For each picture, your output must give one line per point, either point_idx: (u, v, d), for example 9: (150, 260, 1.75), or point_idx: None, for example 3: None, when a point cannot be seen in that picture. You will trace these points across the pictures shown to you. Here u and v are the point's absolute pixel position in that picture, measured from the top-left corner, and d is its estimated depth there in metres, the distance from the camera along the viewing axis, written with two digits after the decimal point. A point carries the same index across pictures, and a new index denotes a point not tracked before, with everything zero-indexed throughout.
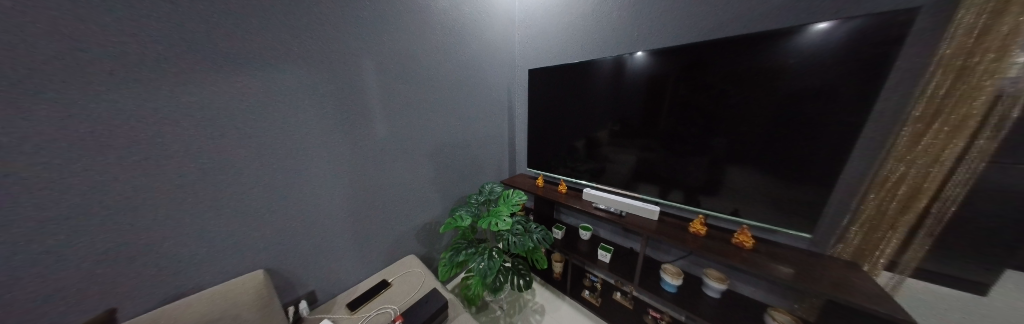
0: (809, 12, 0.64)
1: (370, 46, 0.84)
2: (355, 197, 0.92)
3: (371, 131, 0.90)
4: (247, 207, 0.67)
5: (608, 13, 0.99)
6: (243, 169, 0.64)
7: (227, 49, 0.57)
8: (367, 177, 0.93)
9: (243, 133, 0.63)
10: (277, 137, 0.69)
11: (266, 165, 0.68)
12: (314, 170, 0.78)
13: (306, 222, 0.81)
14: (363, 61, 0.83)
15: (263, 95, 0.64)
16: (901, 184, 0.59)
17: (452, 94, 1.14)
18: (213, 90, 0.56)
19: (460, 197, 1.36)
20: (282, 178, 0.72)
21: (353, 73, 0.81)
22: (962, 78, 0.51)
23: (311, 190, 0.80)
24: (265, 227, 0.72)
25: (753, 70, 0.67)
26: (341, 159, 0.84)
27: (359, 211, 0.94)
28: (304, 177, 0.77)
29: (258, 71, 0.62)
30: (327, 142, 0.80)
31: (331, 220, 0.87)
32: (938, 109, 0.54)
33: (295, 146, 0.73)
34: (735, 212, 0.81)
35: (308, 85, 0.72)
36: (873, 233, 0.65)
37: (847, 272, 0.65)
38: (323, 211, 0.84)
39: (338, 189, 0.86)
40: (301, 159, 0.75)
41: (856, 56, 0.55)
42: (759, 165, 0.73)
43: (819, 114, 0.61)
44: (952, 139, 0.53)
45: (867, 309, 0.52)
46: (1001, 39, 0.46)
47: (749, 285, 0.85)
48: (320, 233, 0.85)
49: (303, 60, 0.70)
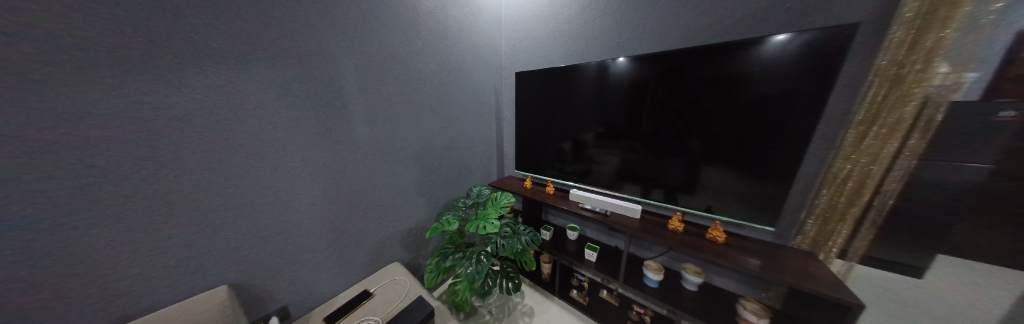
0: (771, 24, 0.70)
1: (348, 45, 0.80)
2: (335, 203, 0.87)
3: (351, 134, 0.86)
4: (212, 217, 0.61)
5: (591, 19, 1.02)
6: (205, 175, 0.58)
7: (190, 46, 0.52)
8: (347, 182, 0.88)
9: (205, 137, 0.57)
10: (246, 140, 0.63)
11: (234, 172, 0.63)
12: (288, 177, 0.73)
13: (279, 232, 0.75)
14: (341, 60, 0.79)
15: (229, 95, 0.58)
16: (849, 180, 0.66)
17: (438, 96, 1.12)
18: (171, 89, 0.51)
19: (448, 201, 1.33)
20: (253, 186, 0.66)
21: (331, 73, 0.77)
22: (896, 86, 0.58)
23: (286, 197, 0.74)
24: (232, 239, 0.66)
25: (723, 76, 0.72)
26: (319, 164, 0.80)
27: (338, 218, 0.90)
28: (279, 184, 0.72)
29: (226, 70, 0.57)
30: (302, 146, 0.74)
31: (307, 229, 0.82)
32: (876, 113, 0.61)
33: (267, 152, 0.67)
34: (709, 208, 0.86)
35: (283, 85, 0.67)
36: (826, 224, 0.72)
37: (807, 262, 0.71)
38: (298, 220, 0.79)
39: (316, 195, 0.81)
40: (275, 165, 0.70)
41: (811, 65, 0.61)
42: (730, 165, 0.78)
43: (781, 118, 0.67)
44: (889, 140, 0.60)
45: (824, 294, 0.57)
46: (926, 53, 0.54)
47: (723, 278, 0.91)
48: (296, 243, 0.80)
49: (277, 60, 0.65)
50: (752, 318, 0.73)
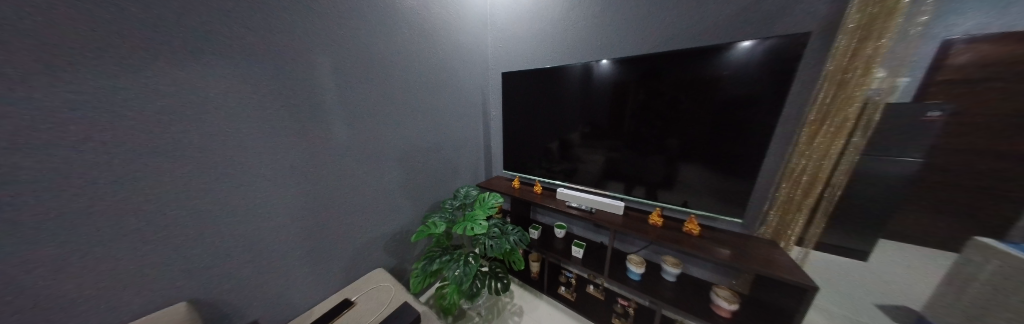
0: (739, 32, 0.75)
1: (324, 41, 0.75)
2: (312, 208, 0.82)
3: (329, 135, 0.81)
4: (168, 229, 0.55)
5: (575, 22, 1.05)
6: (159, 182, 0.52)
7: (140, 38, 0.46)
8: (324, 186, 0.84)
9: (159, 139, 0.50)
10: (209, 143, 0.57)
11: (198, 179, 0.57)
12: (260, 182, 0.68)
13: (249, 242, 0.69)
14: (316, 56, 0.74)
15: (189, 93, 0.53)
16: (804, 174, 0.73)
17: (423, 96, 1.09)
18: (117, 87, 0.44)
19: (434, 202, 1.30)
20: (217, 193, 0.60)
21: (306, 70, 0.72)
22: (842, 89, 0.65)
23: (258, 203, 0.69)
24: (193, 251, 0.60)
25: (696, 79, 0.77)
26: (294, 167, 0.74)
27: (315, 224, 0.84)
28: (248, 190, 0.66)
29: (185, 66, 0.52)
30: (275, 148, 0.69)
31: (281, 238, 0.76)
32: (826, 113, 0.67)
33: (236, 156, 0.62)
34: (685, 203, 0.91)
35: (252, 83, 0.62)
36: (786, 215, 0.79)
37: (771, 250, 0.78)
38: (272, 229, 0.73)
39: (292, 201, 0.76)
40: (245, 170, 0.64)
41: (772, 69, 0.66)
42: (704, 162, 0.83)
43: (748, 118, 0.73)
44: (836, 138, 0.67)
45: (785, 279, 0.62)
46: (866, 60, 0.61)
47: (698, 268, 0.97)
48: (268, 253, 0.74)
49: (247, 56, 0.60)
50: (724, 304, 0.79)
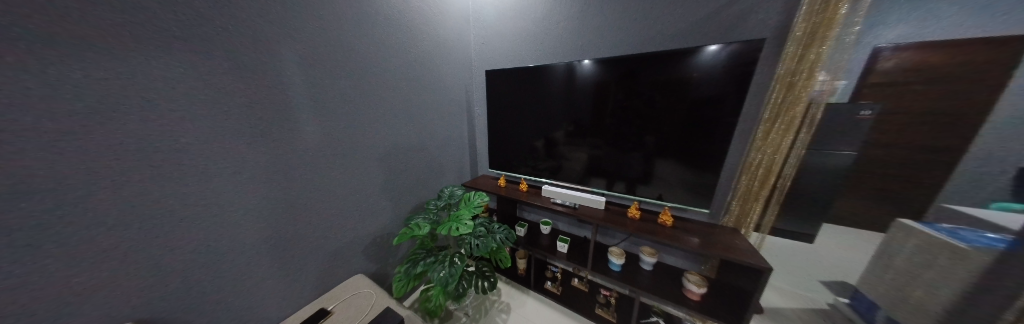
0: (707, 36, 0.81)
1: (293, 31, 0.69)
2: (285, 215, 0.75)
3: (300, 135, 0.75)
4: (116, 248, 0.48)
5: (556, 22, 1.06)
6: (102, 195, 0.45)
7: (70, 23, 0.38)
8: (296, 189, 0.77)
9: (102, 146, 0.43)
10: (158, 146, 0.49)
11: (152, 189, 0.50)
12: (226, 190, 0.61)
13: (211, 257, 0.61)
14: (284, 48, 0.67)
15: (130, 89, 0.45)
16: (760, 168, 0.81)
17: (404, 94, 1.05)
18: (35, 81, 0.36)
19: (418, 204, 1.26)
20: (174, 203, 0.54)
21: (273, 64, 0.65)
22: (790, 91, 0.73)
23: (221, 213, 0.61)
24: (147, 272, 0.52)
25: (670, 80, 0.82)
26: (263, 172, 0.68)
27: (289, 232, 0.77)
28: (208, 199, 0.58)
29: (126, 56, 0.44)
30: (239, 150, 0.62)
31: (252, 250, 0.69)
32: (777, 112, 0.75)
33: (196, 162, 0.55)
34: (660, 196, 0.97)
35: (211, 79, 0.54)
36: (745, 204, 0.88)
37: (734, 236, 0.85)
38: (240, 241, 0.66)
39: (262, 208, 0.69)
40: (205, 178, 0.57)
41: (735, 72, 0.73)
42: (677, 157, 0.89)
43: (714, 116, 0.79)
44: (786, 134, 0.75)
45: (747, 262, 0.69)
46: (809, 66, 0.69)
47: (672, 256, 1.04)
48: (235, 268, 0.67)
49: (204, 46, 0.53)
50: (694, 288, 0.85)
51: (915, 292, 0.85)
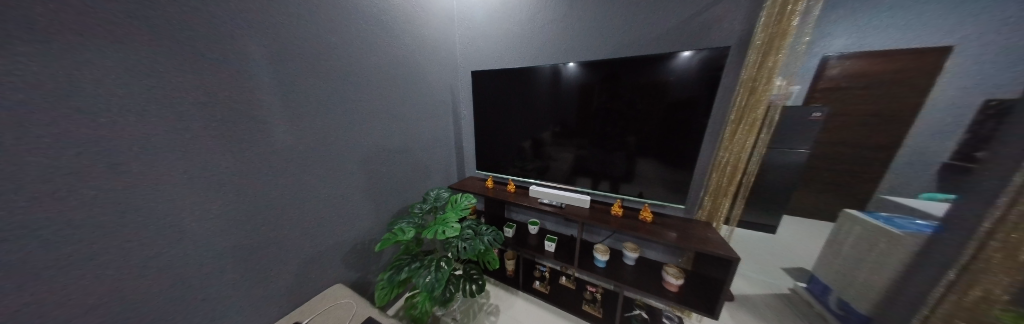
0: (681, 43, 0.86)
1: (266, 27, 0.63)
2: (256, 226, 0.69)
3: (273, 139, 0.68)
4: (50, 273, 0.41)
5: (540, 25, 1.08)
6: (33, 211, 0.38)
7: None
8: (268, 198, 0.70)
9: (33, 154, 0.37)
10: (103, 154, 0.43)
11: (97, 203, 0.44)
12: (186, 201, 0.55)
13: (167, 278, 0.55)
14: (257, 46, 0.62)
15: (68, 89, 0.39)
16: (729, 165, 0.88)
17: (386, 94, 1.01)
18: None
19: (402, 208, 1.22)
20: (125, 218, 0.47)
21: (244, 63, 0.60)
22: (753, 94, 0.80)
23: (181, 227, 0.55)
24: (89, 298, 0.45)
25: (649, 83, 0.87)
26: (231, 180, 0.61)
27: (261, 245, 0.71)
28: (165, 212, 0.52)
29: (56, 50, 0.37)
30: (202, 157, 0.56)
31: (218, 266, 0.63)
32: (742, 114, 0.82)
33: (153, 170, 0.49)
34: (641, 194, 1.02)
35: (170, 77, 0.49)
36: (716, 199, 0.94)
37: (706, 229, 0.91)
38: (202, 258, 0.59)
39: (230, 219, 0.63)
40: (162, 188, 0.51)
41: (706, 77, 0.78)
42: (657, 157, 0.94)
43: (689, 117, 0.84)
44: (750, 134, 0.82)
45: (719, 253, 0.74)
46: (767, 72, 0.77)
47: (653, 250, 1.09)
48: (198, 287, 0.60)
49: (161, 42, 0.47)
50: (672, 280, 0.90)
51: (860, 274, 0.96)
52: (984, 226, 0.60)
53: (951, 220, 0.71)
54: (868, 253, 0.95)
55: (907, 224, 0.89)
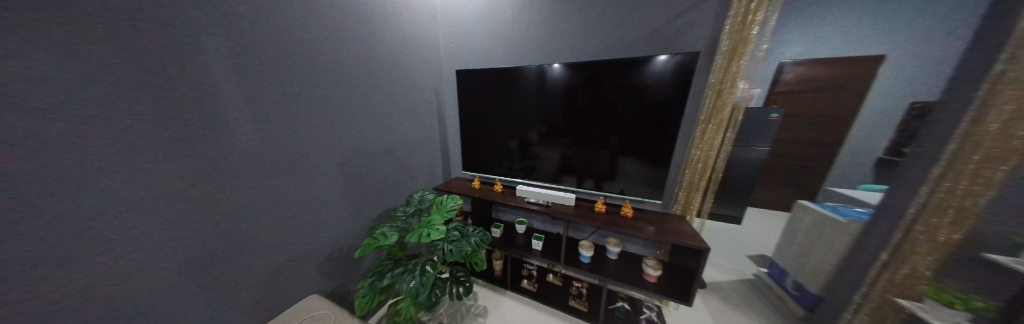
0: (657, 47, 0.91)
1: (232, 18, 0.58)
2: (221, 236, 0.63)
3: (240, 142, 0.62)
4: None
5: (525, 25, 1.09)
6: None
7: None
8: (238, 207, 0.65)
9: None
10: (38, 163, 0.38)
11: (29, 219, 0.38)
12: (140, 213, 0.49)
13: (115, 300, 0.48)
14: (221, 39, 0.56)
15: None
16: (700, 162, 0.94)
17: (367, 93, 0.96)
18: None
19: (385, 211, 1.17)
20: (66, 234, 0.42)
21: (206, 57, 0.54)
22: (719, 97, 0.86)
23: (131, 238, 0.49)
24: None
25: (629, 85, 0.91)
26: (193, 188, 0.56)
27: (226, 258, 0.64)
28: (114, 226, 0.46)
29: None
30: (160, 163, 0.50)
31: (177, 283, 0.56)
32: (710, 114, 0.88)
33: (103, 179, 0.44)
34: (622, 191, 1.06)
35: (121, 74, 0.43)
36: (688, 194, 1.01)
37: (681, 222, 0.98)
38: (159, 275, 0.53)
39: (186, 230, 0.56)
40: (112, 200, 0.45)
41: (680, 80, 0.84)
42: (637, 155, 0.98)
43: (665, 118, 0.89)
44: (716, 134, 0.89)
45: (692, 245, 0.79)
46: (730, 77, 0.84)
47: (633, 244, 1.14)
48: (154, 307, 0.54)
49: (104, 31, 0.41)
50: (651, 271, 0.95)
51: (811, 258, 1.07)
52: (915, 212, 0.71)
53: (884, 208, 0.81)
54: (817, 238, 1.06)
55: (848, 212, 1.01)
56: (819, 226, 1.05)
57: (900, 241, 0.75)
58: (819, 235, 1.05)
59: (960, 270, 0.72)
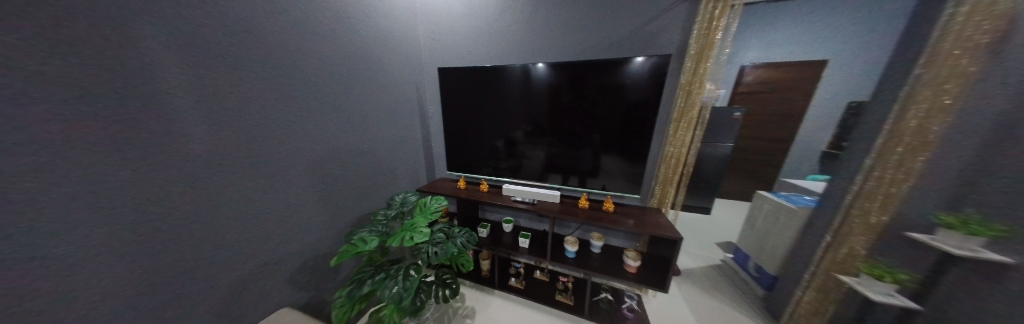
0: (634, 49, 0.95)
1: (193, 7, 0.51)
2: (182, 253, 0.55)
3: (202, 147, 0.55)
4: None
5: (508, 24, 1.09)
6: None
7: None
8: (202, 220, 0.58)
9: None
10: None
11: None
12: (91, 234, 0.43)
13: None
14: (179, 30, 0.50)
15: None
16: (672, 158, 1.01)
17: (342, 90, 0.90)
18: None
19: (364, 216, 1.11)
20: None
21: (160, 51, 0.47)
22: (689, 97, 0.92)
23: (70, 263, 0.41)
24: None
25: (610, 85, 0.94)
26: (151, 202, 0.49)
27: (190, 277, 0.58)
28: (58, 250, 0.40)
29: None
30: (111, 176, 0.44)
31: (133, 311, 0.50)
32: (681, 114, 0.95)
33: (39, 196, 0.37)
34: (604, 187, 1.11)
35: (54, 69, 0.37)
36: (663, 188, 1.07)
37: (657, 214, 1.04)
38: (109, 303, 0.46)
39: (141, 250, 0.49)
40: (56, 220, 0.39)
41: (656, 81, 0.88)
42: (618, 152, 1.02)
43: (643, 116, 0.94)
44: (686, 131, 0.96)
45: (667, 235, 0.84)
46: (697, 79, 0.90)
47: (615, 237, 1.20)
48: None
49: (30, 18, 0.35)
50: (631, 262, 1.00)
51: (768, 243, 1.19)
52: (854, 198, 0.82)
53: (829, 196, 0.92)
54: (773, 224, 1.18)
55: (797, 200, 1.14)
56: (775, 213, 1.17)
57: (841, 224, 0.86)
58: (774, 221, 1.17)
59: (886, 247, 0.84)
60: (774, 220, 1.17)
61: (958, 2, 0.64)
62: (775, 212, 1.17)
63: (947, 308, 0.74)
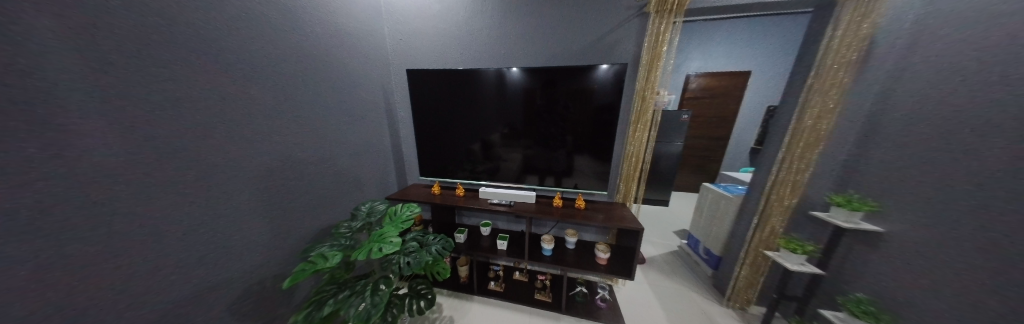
0: (599, 57, 1.03)
1: None
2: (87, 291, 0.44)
3: (128, 161, 0.46)
4: None
5: (480, 28, 1.09)
6: None
7: None
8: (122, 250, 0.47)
9: None
10: None
11: None
12: None
13: None
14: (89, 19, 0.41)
15: None
16: (633, 157, 1.10)
17: (299, 92, 0.81)
18: None
19: (325, 230, 1.00)
20: None
21: (59, 41, 0.38)
22: (643, 102, 1.03)
23: None
24: None
25: (578, 89, 1.00)
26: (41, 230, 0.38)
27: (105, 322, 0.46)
28: None
29: None
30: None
31: None
32: (638, 116, 1.05)
33: None
34: (576, 186, 1.17)
35: None
36: (626, 184, 1.17)
37: (622, 208, 1.13)
38: None
39: (22, 294, 0.38)
40: None
41: (618, 86, 0.97)
42: (588, 152, 1.09)
43: (608, 119, 1.01)
44: (643, 132, 1.06)
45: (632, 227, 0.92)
46: (649, 85, 1.01)
47: (587, 232, 1.27)
48: None
49: None
50: (601, 255, 1.06)
51: (713, 227, 1.37)
52: (774, 186, 0.99)
53: (756, 185, 1.10)
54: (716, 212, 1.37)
55: (733, 190, 1.34)
56: (717, 202, 1.36)
57: (766, 207, 1.02)
58: (716, 209, 1.36)
59: (798, 224, 1.03)
60: (717, 208, 1.36)
61: (835, 27, 0.84)
62: (717, 201, 1.36)
63: (839, 269, 0.93)
